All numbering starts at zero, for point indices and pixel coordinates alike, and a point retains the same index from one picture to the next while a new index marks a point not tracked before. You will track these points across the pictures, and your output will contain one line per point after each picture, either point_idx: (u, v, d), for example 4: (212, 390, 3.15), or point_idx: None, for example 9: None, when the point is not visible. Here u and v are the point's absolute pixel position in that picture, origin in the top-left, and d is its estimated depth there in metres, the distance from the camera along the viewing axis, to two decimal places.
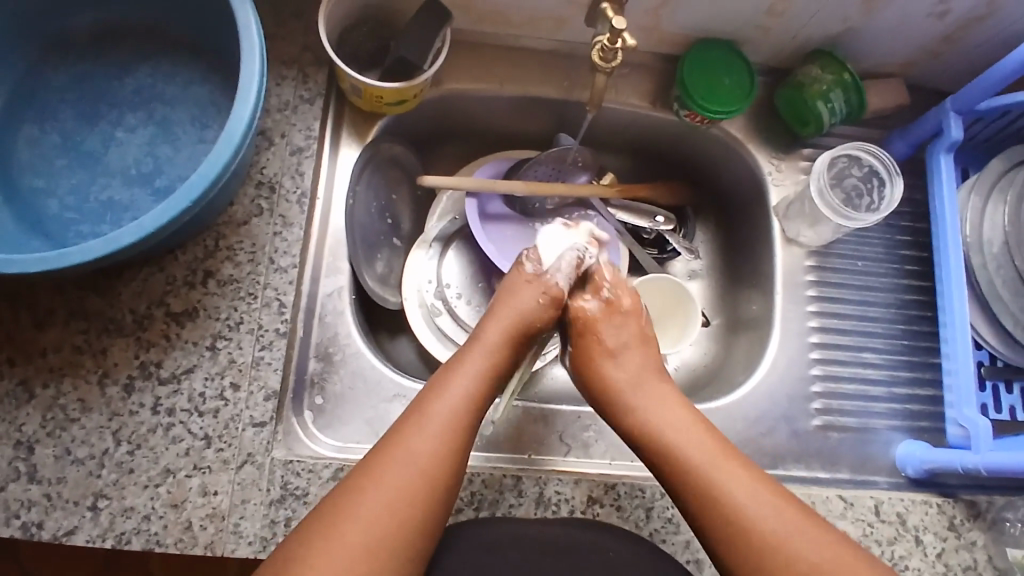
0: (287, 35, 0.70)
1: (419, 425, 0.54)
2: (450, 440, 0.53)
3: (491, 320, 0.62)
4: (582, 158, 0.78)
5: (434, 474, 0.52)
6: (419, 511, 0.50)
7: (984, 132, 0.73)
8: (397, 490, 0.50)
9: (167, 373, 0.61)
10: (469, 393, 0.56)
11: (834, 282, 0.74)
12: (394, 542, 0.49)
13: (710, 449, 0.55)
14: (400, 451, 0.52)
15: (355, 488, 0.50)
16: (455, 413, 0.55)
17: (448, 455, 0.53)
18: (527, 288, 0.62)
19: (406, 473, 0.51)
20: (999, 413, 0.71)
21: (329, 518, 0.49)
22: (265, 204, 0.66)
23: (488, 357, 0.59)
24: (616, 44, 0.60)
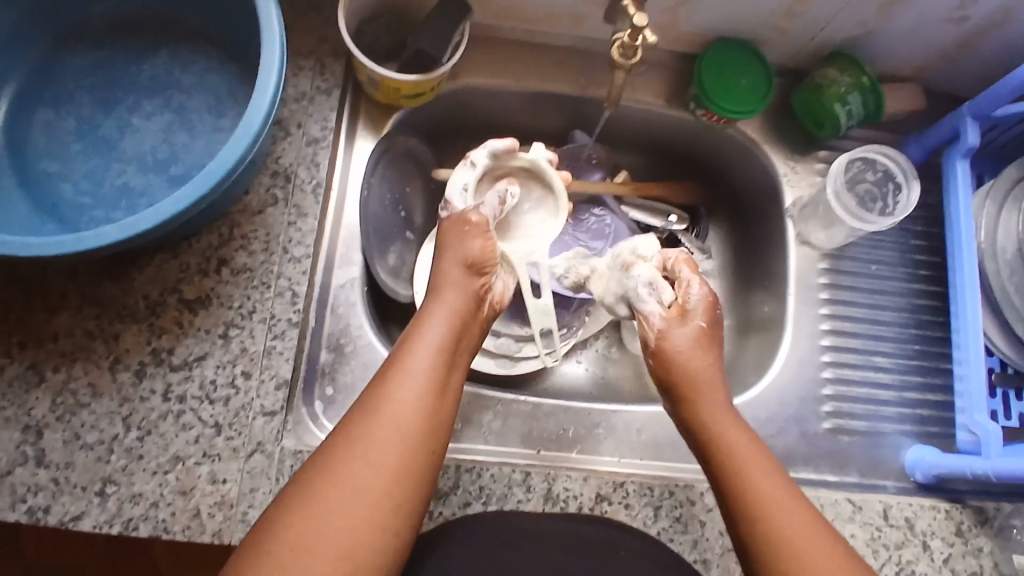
0: (305, 26, 0.70)
1: (389, 377, 0.52)
2: (423, 394, 0.51)
3: (447, 268, 0.58)
4: (596, 156, 0.81)
5: (412, 428, 0.50)
6: (408, 466, 0.49)
7: (1000, 139, 0.73)
8: (379, 442, 0.49)
9: (178, 361, 0.61)
10: (438, 341, 0.54)
11: (847, 285, 0.74)
12: (390, 497, 0.48)
13: (806, 532, 0.49)
14: (374, 406, 0.50)
15: (338, 451, 0.49)
16: (424, 362, 0.53)
17: (424, 409, 0.51)
18: (458, 233, 0.58)
19: (386, 429, 0.50)
20: (1009, 421, 0.70)
21: (315, 490, 0.47)
22: (279, 193, 0.66)
23: (452, 305, 0.56)
24: (636, 41, 0.59)
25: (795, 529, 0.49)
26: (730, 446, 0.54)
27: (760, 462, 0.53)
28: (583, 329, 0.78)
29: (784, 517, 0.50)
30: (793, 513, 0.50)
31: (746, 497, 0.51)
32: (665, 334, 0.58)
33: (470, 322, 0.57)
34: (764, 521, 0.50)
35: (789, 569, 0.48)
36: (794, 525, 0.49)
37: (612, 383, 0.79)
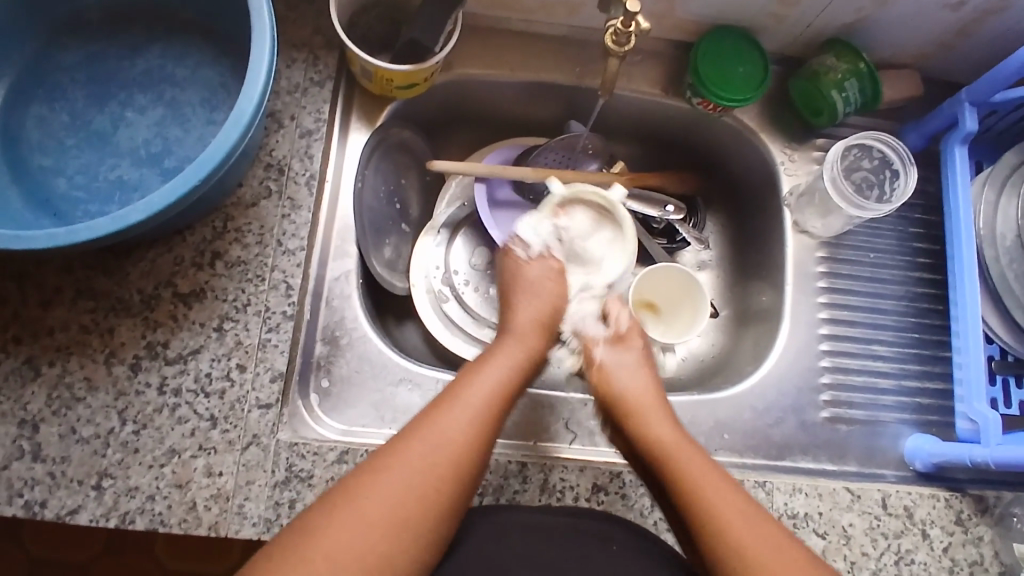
0: (298, 18, 0.69)
1: (452, 403, 0.55)
2: (478, 424, 0.55)
3: (521, 320, 0.64)
4: (591, 146, 0.79)
5: (464, 455, 0.53)
6: (447, 493, 0.51)
7: (999, 125, 0.72)
8: (425, 460, 0.51)
9: (173, 354, 0.61)
10: (500, 378, 0.58)
11: (845, 273, 0.73)
12: (422, 511, 0.49)
13: (691, 452, 0.57)
14: (431, 427, 0.53)
15: (386, 462, 0.51)
16: (489, 397, 0.57)
17: (477, 439, 0.54)
18: (531, 267, 0.67)
19: (435, 452, 0.52)
20: (1009, 408, 0.70)
21: (355, 491, 0.49)
22: (273, 186, 0.65)
23: (523, 350, 0.62)
24: (629, 28, 0.58)
25: (689, 453, 0.57)
26: (641, 399, 0.62)
27: (664, 415, 0.61)
28: None
29: (675, 443, 0.58)
30: (711, 474, 0.55)
31: (649, 433, 0.59)
32: (603, 354, 0.66)
33: (532, 368, 0.62)
34: (660, 446, 0.58)
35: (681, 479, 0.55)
36: (689, 461, 0.56)
37: None
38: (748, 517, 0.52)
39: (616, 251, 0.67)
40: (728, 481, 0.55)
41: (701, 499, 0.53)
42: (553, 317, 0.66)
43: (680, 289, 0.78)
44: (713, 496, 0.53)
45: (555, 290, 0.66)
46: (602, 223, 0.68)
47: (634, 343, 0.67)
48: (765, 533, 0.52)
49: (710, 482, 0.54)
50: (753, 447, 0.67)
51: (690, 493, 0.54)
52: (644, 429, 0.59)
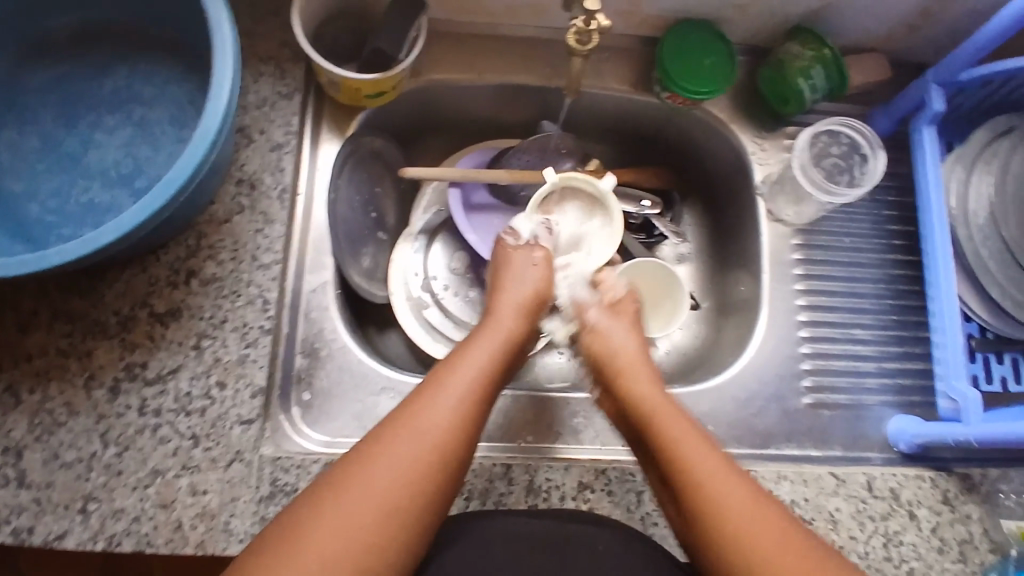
0: (263, 31, 0.69)
1: (437, 391, 0.54)
2: (463, 412, 0.54)
3: (502, 303, 0.63)
4: (564, 145, 0.79)
5: (450, 445, 0.52)
6: (434, 484, 0.50)
7: (968, 105, 0.72)
8: (408, 453, 0.50)
9: (152, 374, 0.61)
10: (485, 363, 0.58)
11: (821, 259, 0.74)
12: (408, 507, 0.49)
13: (675, 414, 0.56)
14: (417, 417, 0.52)
15: (371, 454, 0.50)
16: (471, 382, 0.56)
17: (463, 428, 0.53)
18: (518, 255, 0.67)
19: (420, 443, 0.51)
20: (991, 385, 0.70)
21: (341, 488, 0.48)
22: (245, 201, 0.65)
23: (504, 331, 0.61)
24: (590, 27, 0.58)
25: (672, 414, 0.56)
26: (633, 368, 0.61)
27: (654, 382, 0.60)
28: None
29: (660, 405, 0.57)
30: (697, 437, 0.54)
31: (635, 398, 0.58)
32: (598, 318, 0.65)
33: (515, 350, 0.61)
34: (647, 411, 0.57)
35: (664, 437, 0.55)
36: (674, 422, 0.55)
37: None
38: (729, 478, 0.51)
39: (605, 235, 0.71)
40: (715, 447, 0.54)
41: (682, 453, 0.53)
42: (538, 300, 0.65)
43: (657, 286, 0.78)
44: (707, 465, 0.52)
45: (541, 278, 0.66)
46: (591, 211, 0.72)
47: (626, 310, 0.67)
48: (752, 503, 0.50)
49: (692, 442, 0.54)
50: (738, 438, 0.68)
51: (671, 444, 0.54)
52: (634, 392, 0.59)
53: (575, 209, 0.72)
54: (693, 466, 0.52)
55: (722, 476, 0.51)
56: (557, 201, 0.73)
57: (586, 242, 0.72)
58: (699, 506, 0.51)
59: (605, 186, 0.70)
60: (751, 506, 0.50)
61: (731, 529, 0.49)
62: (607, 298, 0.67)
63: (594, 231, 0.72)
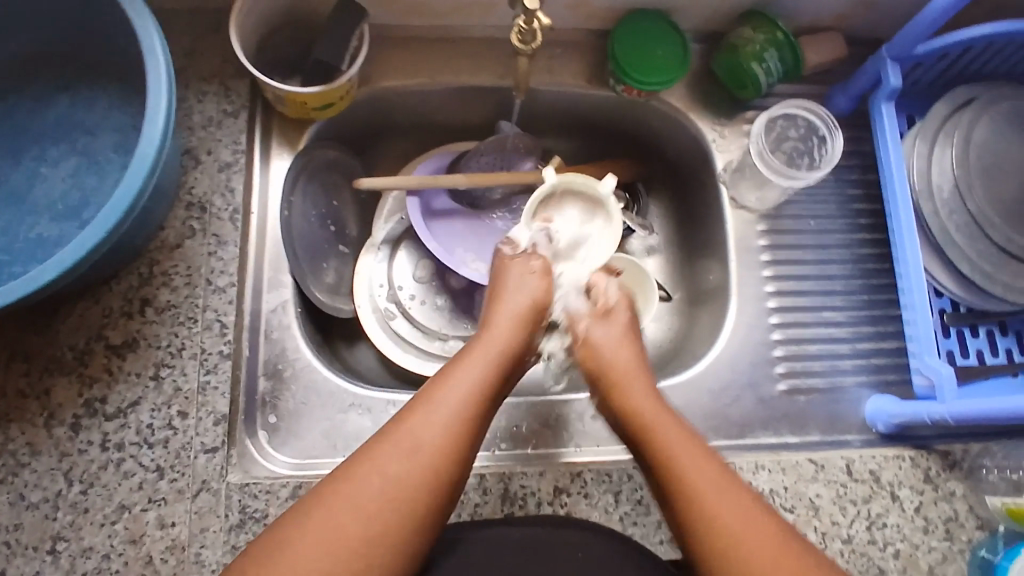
0: (205, 50, 0.68)
1: (427, 407, 0.54)
2: (455, 429, 0.53)
3: (501, 315, 0.61)
4: (523, 144, 0.77)
5: (443, 464, 0.51)
6: (422, 504, 0.50)
7: (925, 78, 0.71)
8: (397, 471, 0.50)
9: (112, 409, 0.59)
10: (478, 377, 0.56)
11: (787, 243, 0.73)
12: (398, 526, 0.49)
13: (666, 416, 0.57)
14: (408, 435, 0.52)
15: (360, 473, 0.50)
16: (464, 398, 0.55)
17: (456, 444, 0.52)
18: (516, 266, 0.65)
19: (411, 462, 0.50)
20: (967, 359, 0.69)
21: (329, 509, 0.48)
22: (197, 224, 0.64)
23: (500, 342, 0.60)
24: (532, 26, 0.57)
25: (663, 417, 0.57)
26: (630, 375, 0.60)
27: (648, 387, 0.60)
28: None
29: (651, 409, 0.58)
30: (689, 441, 0.55)
31: (626, 407, 0.58)
32: (591, 329, 0.63)
33: (512, 363, 0.60)
34: (639, 421, 0.57)
35: (655, 445, 0.55)
36: (666, 428, 0.56)
37: None
38: (725, 487, 0.52)
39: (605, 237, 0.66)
40: (714, 458, 0.54)
41: (674, 462, 0.54)
42: (540, 312, 0.63)
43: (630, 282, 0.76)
44: (697, 467, 0.53)
45: (539, 288, 0.63)
46: (592, 213, 0.67)
47: (620, 313, 0.65)
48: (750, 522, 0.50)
49: (682, 444, 0.55)
50: (714, 430, 0.67)
51: (664, 453, 0.54)
52: (628, 404, 0.58)
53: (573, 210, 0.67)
54: (684, 475, 0.53)
55: (719, 487, 0.52)
56: (557, 202, 0.67)
57: (586, 245, 0.66)
58: (695, 525, 0.51)
59: (607, 189, 0.65)
60: (753, 521, 0.50)
61: (729, 548, 0.49)
62: (601, 296, 0.65)
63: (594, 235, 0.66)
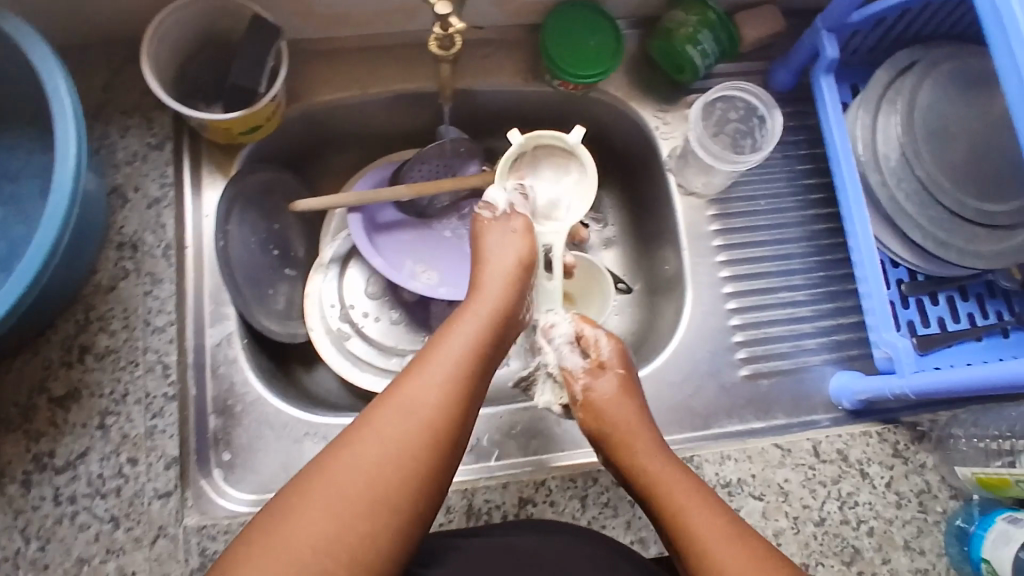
0: (122, 82, 0.65)
1: (420, 368, 0.50)
2: (450, 388, 0.50)
3: (489, 276, 0.58)
4: (463, 147, 0.74)
5: (439, 423, 0.48)
6: (429, 461, 0.47)
7: (866, 44, 0.70)
8: (397, 430, 0.47)
9: (61, 462, 0.58)
10: (472, 338, 0.53)
11: (739, 226, 0.71)
12: (394, 489, 0.45)
13: (683, 483, 0.53)
14: (399, 396, 0.48)
15: (351, 437, 0.47)
16: (458, 358, 0.52)
17: (452, 404, 0.49)
18: (494, 228, 0.60)
19: (405, 422, 0.47)
20: (928, 328, 0.68)
21: (319, 476, 0.45)
22: (130, 265, 0.62)
23: (491, 304, 0.56)
24: (448, 32, 0.55)
25: (682, 483, 0.53)
26: (639, 442, 0.56)
27: (662, 452, 0.56)
28: None
29: (668, 475, 0.53)
30: (707, 507, 0.51)
31: (642, 477, 0.54)
32: (586, 388, 0.59)
33: (506, 324, 0.56)
34: (655, 489, 0.53)
35: (674, 518, 0.51)
36: (682, 493, 0.52)
37: None
38: (747, 555, 0.48)
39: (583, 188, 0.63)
40: (732, 517, 0.51)
41: (694, 537, 0.49)
42: (529, 267, 0.59)
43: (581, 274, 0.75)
44: (720, 541, 0.49)
45: (524, 245, 0.59)
46: (566, 167, 0.63)
47: (614, 372, 0.59)
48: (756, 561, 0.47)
49: (705, 516, 0.50)
50: (679, 423, 0.66)
51: (682, 528, 0.50)
52: (635, 462, 0.55)
53: (547, 165, 0.63)
54: (707, 550, 0.49)
55: (745, 557, 0.47)
56: (529, 162, 0.64)
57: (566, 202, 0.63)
58: None
59: (574, 142, 0.60)
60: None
61: None
62: (593, 353, 0.60)
63: (571, 189, 0.63)
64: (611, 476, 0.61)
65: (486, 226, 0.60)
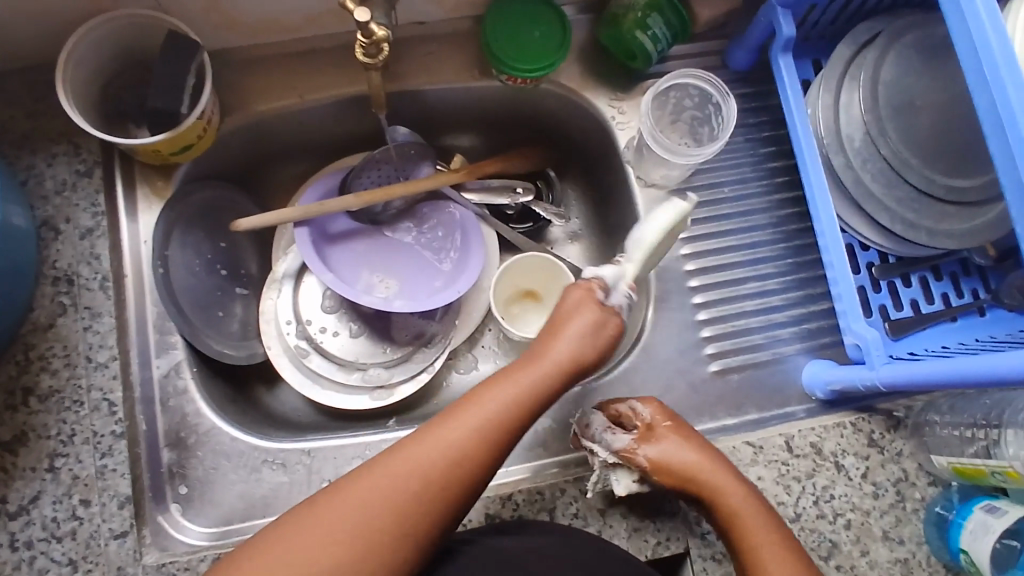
0: (46, 108, 0.62)
1: (458, 412, 0.52)
2: (476, 445, 0.51)
3: (558, 343, 0.55)
4: (415, 149, 0.72)
5: (456, 476, 0.50)
6: (435, 509, 0.49)
7: (823, 19, 0.66)
8: (411, 483, 0.48)
9: (14, 507, 0.56)
10: (515, 396, 0.53)
11: (702, 216, 0.69)
12: (392, 527, 0.48)
13: (767, 527, 0.56)
14: (429, 438, 0.50)
15: (376, 465, 0.50)
16: (495, 415, 0.52)
17: (474, 459, 0.50)
18: (579, 296, 0.57)
19: (425, 468, 0.49)
20: (902, 311, 0.66)
21: (339, 493, 0.48)
22: (67, 300, 0.59)
23: (549, 368, 0.54)
24: (372, 39, 0.53)
25: (765, 527, 0.56)
26: (722, 487, 0.57)
27: (745, 492, 0.57)
28: (454, 337, 0.74)
29: (755, 522, 0.56)
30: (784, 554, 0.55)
31: (727, 521, 0.56)
32: (647, 454, 0.58)
33: (555, 390, 0.55)
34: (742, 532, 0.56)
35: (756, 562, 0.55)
36: (766, 537, 0.55)
37: None
38: None
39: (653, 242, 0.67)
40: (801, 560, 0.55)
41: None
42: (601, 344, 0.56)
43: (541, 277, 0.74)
44: None
45: (604, 325, 0.56)
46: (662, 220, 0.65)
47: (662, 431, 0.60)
48: None
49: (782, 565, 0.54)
50: None
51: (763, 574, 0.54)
52: (714, 488, 0.57)
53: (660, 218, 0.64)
54: None
55: None
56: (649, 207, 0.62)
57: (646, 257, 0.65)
58: None
59: None
60: None
61: None
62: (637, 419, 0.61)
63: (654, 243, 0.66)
64: (580, 486, 0.60)
65: (574, 300, 0.56)
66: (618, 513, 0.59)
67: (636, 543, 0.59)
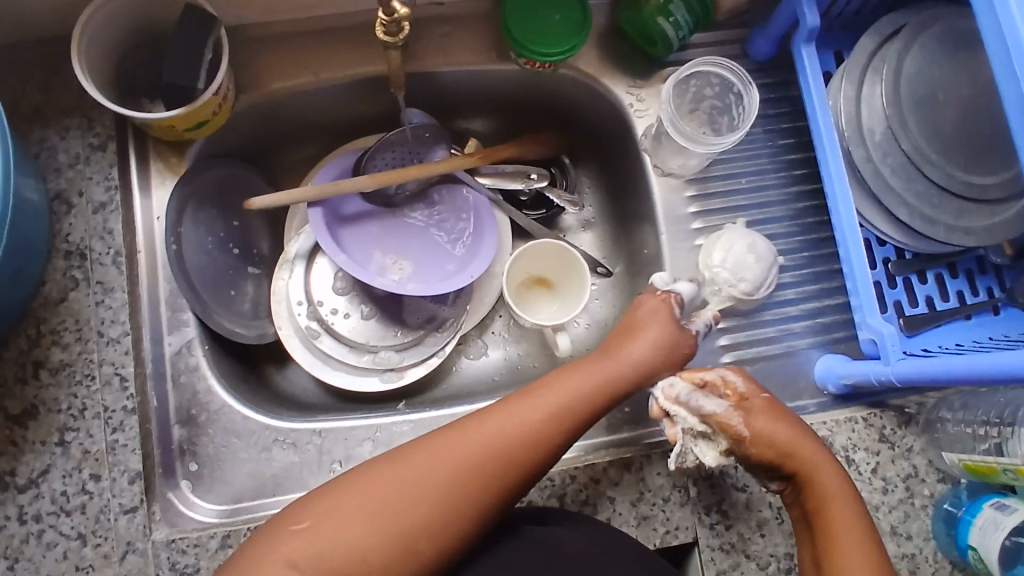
0: (59, 80, 0.62)
1: (527, 396, 0.53)
2: (540, 427, 0.52)
3: (632, 347, 0.58)
4: (428, 131, 0.71)
5: (517, 455, 0.50)
6: (494, 483, 0.49)
7: (845, 9, 0.66)
8: (478, 448, 0.50)
9: (23, 480, 0.56)
10: (581, 387, 0.55)
11: (719, 206, 0.68)
12: (450, 492, 0.48)
13: (853, 518, 0.54)
14: (497, 415, 0.52)
15: (443, 433, 0.51)
16: (563, 402, 0.53)
17: (537, 441, 0.51)
18: (654, 300, 0.61)
19: (488, 441, 0.50)
20: (917, 308, 0.66)
21: (403, 453, 0.50)
22: (79, 274, 0.59)
23: (620, 370, 0.57)
24: (393, 17, 0.53)
25: (850, 518, 0.54)
26: (817, 470, 0.55)
27: (839, 481, 0.55)
28: (465, 322, 0.74)
29: (844, 511, 0.54)
30: (863, 550, 0.52)
31: (817, 504, 0.55)
32: (746, 424, 0.56)
33: (622, 391, 0.56)
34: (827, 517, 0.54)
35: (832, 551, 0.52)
36: (849, 529, 0.53)
37: (525, 367, 0.75)
38: None
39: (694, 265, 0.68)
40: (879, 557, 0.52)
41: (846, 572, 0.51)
42: (670, 350, 0.58)
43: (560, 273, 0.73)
44: None
45: (675, 333, 0.59)
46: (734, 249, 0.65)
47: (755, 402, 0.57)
48: None
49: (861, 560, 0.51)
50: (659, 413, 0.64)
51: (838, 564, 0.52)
52: (810, 466, 0.56)
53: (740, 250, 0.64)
54: None
55: None
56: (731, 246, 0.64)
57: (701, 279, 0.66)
58: None
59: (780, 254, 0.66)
60: None
61: None
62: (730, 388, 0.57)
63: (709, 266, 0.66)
64: (590, 473, 0.60)
65: (652, 301, 0.61)
66: (627, 500, 0.59)
67: (644, 531, 0.59)
